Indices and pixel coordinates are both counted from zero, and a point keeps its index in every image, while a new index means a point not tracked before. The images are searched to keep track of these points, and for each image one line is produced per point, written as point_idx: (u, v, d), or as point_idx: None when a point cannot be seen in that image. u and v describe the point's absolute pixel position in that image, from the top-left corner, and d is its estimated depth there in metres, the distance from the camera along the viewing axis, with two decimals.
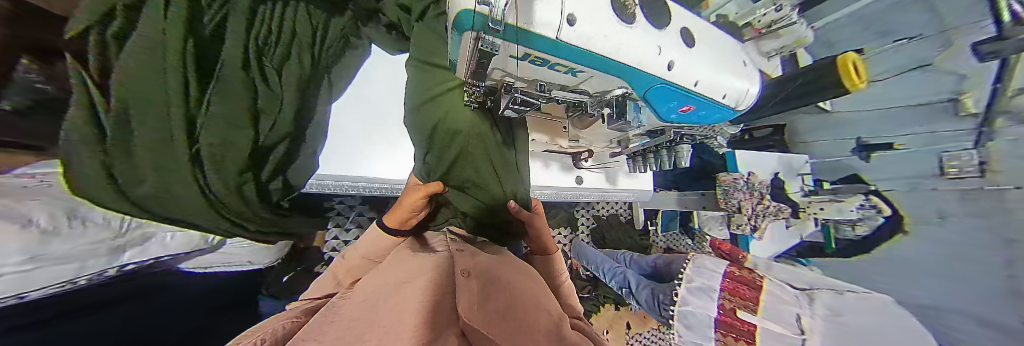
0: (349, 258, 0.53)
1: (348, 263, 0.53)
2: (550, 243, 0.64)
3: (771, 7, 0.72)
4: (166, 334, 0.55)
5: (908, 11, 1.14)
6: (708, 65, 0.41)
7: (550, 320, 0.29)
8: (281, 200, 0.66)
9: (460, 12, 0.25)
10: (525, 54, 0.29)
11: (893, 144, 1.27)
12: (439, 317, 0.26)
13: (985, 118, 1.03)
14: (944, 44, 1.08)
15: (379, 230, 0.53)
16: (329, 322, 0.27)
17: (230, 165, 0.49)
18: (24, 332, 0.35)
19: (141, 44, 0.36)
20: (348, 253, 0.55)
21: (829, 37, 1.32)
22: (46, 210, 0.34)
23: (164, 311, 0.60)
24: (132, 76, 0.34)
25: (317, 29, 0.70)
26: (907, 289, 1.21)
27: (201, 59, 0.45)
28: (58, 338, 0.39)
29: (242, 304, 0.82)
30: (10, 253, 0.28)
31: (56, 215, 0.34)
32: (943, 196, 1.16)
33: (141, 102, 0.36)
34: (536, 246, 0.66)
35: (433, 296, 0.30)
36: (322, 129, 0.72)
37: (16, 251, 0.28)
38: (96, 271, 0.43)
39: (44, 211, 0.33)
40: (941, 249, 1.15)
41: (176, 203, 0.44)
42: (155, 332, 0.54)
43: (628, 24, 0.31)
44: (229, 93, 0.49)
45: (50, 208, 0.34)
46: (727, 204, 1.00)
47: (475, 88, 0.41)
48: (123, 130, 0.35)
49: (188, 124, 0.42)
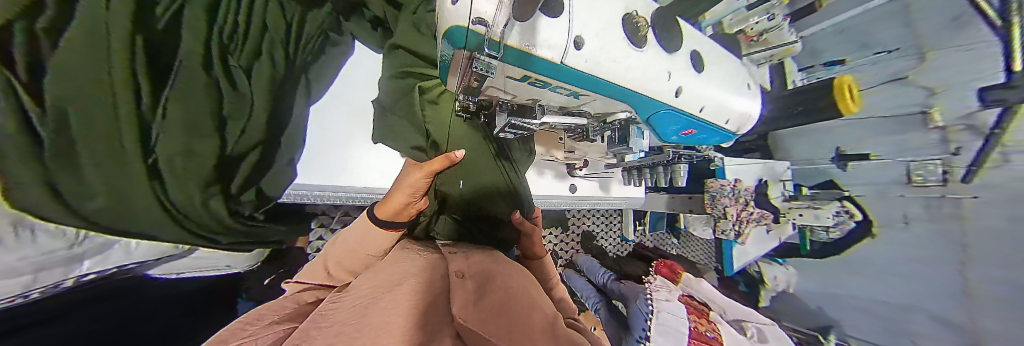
0: (340, 248, 0.47)
1: (339, 254, 0.47)
2: (539, 247, 0.66)
3: (764, 15, 0.67)
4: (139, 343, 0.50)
5: (886, 22, 1.04)
6: (715, 90, 0.40)
7: (545, 320, 0.27)
8: (256, 211, 0.63)
9: (453, 28, 0.21)
10: (525, 76, 0.27)
11: (869, 154, 1.13)
12: (432, 317, 0.23)
13: (947, 132, 0.94)
14: (916, 53, 0.99)
15: (366, 222, 0.48)
16: (324, 318, 0.24)
17: (190, 173, 0.48)
18: (9, 339, 0.34)
19: (81, 37, 0.34)
20: (338, 247, 0.48)
21: (814, 45, 1.20)
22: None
23: (140, 316, 0.55)
24: (70, 76, 0.33)
25: (291, 26, 0.65)
26: (878, 288, 1.14)
27: (153, 59, 0.43)
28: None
29: (220, 309, 0.74)
30: None
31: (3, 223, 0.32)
32: (905, 203, 1.06)
33: (86, 106, 0.35)
34: (529, 251, 0.68)
35: (422, 295, 0.28)
36: (301, 129, 0.68)
37: None
38: (51, 282, 0.40)
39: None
40: (904, 252, 1.07)
41: (130, 217, 0.42)
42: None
43: (639, 48, 0.30)
44: (189, 94, 0.47)
45: None
46: (713, 209, 1.03)
47: (469, 101, 0.38)
48: (62, 137, 0.33)
49: (139, 130, 0.40)
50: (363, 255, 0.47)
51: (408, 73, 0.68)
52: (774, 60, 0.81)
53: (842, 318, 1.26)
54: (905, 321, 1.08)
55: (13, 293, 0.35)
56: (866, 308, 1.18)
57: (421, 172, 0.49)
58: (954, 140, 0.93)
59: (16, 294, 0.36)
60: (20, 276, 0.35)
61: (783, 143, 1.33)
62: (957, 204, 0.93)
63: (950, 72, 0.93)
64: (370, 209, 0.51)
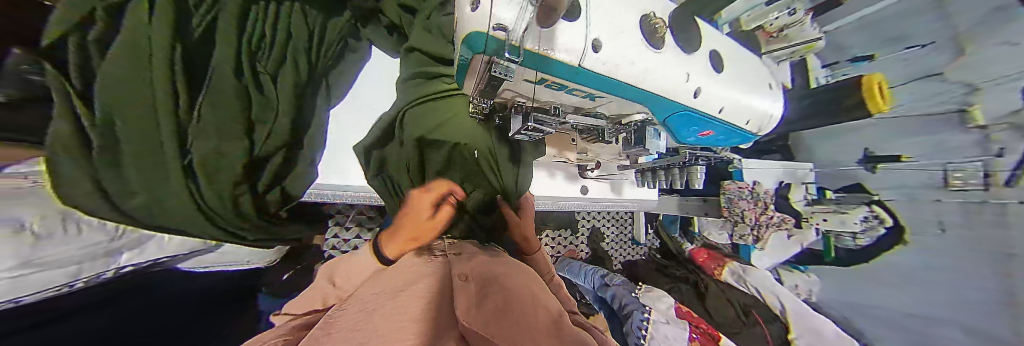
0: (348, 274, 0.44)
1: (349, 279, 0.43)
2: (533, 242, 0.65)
3: (785, 10, 0.64)
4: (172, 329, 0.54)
5: (920, 15, 0.93)
6: (734, 90, 0.39)
7: (550, 320, 0.28)
8: (278, 209, 0.67)
9: (473, 33, 0.22)
10: (542, 78, 0.28)
11: (900, 156, 1.01)
12: (439, 321, 0.24)
13: (988, 132, 0.84)
14: (953, 50, 0.90)
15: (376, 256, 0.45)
16: (332, 324, 0.25)
17: (220, 172, 0.50)
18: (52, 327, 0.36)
19: (124, 47, 0.37)
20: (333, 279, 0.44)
21: (839, 40, 1.07)
22: (42, 210, 0.34)
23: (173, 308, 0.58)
24: (114, 84, 0.36)
25: (313, 32, 0.69)
26: (900, 296, 1.06)
27: (190, 67, 0.46)
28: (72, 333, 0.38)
29: (239, 302, 0.78)
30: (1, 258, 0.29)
31: (49, 216, 0.35)
32: (943, 209, 0.94)
33: (130, 111, 0.38)
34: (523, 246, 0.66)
35: (430, 301, 0.28)
36: (321, 133, 0.72)
37: (10, 255, 0.30)
38: (94, 273, 0.44)
39: (39, 212, 0.34)
40: (935, 255, 0.97)
41: (167, 212, 0.46)
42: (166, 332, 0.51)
43: (657, 50, 0.29)
44: (221, 99, 0.50)
45: (42, 208, 0.34)
46: (730, 213, 0.99)
47: (482, 102, 0.39)
48: (109, 142, 0.37)
49: (178, 134, 0.44)
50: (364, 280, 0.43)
51: (427, 74, 0.69)
52: (794, 57, 0.77)
53: (868, 331, 1.13)
54: (939, 333, 0.97)
55: (60, 282, 0.38)
56: (889, 320, 1.09)
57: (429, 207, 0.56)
58: (996, 140, 0.82)
59: (63, 283, 0.39)
60: (64, 266, 0.38)
61: (805, 144, 1.23)
62: (1002, 211, 0.81)
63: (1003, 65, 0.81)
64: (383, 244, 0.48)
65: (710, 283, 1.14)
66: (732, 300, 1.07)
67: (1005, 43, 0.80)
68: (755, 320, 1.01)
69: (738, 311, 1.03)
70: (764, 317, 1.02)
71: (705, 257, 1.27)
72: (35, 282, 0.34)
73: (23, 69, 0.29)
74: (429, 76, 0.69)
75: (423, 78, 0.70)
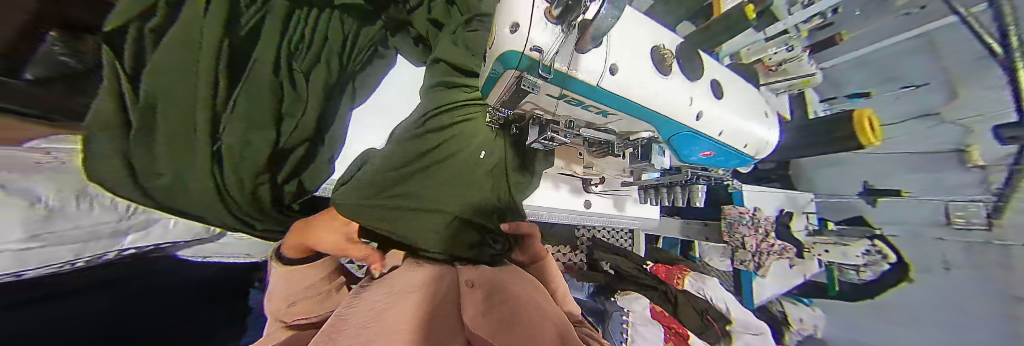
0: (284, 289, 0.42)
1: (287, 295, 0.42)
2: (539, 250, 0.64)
3: (783, 47, 0.68)
4: (144, 328, 0.51)
5: (914, 57, 0.93)
6: (735, 116, 0.42)
7: (556, 331, 0.30)
8: (293, 201, 0.66)
9: (508, 53, 0.25)
10: (563, 94, 0.30)
11: (899, 190, 1.02)
12: (446, 335, 0.26)
13: (987, 172, 0.82)
14: (948, 93, 0.89)
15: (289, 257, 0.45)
16: (344, 328, 0.25)
17: (243, 161, 0.53)
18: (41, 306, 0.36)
19: (179, 40, 0.42)
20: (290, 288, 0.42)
21: (835, 77, 1.08)
22: None
23: (165, 303, 0.58)
24: (160, 71, 0.40)
25: (346, 38, 0.74)
26: (904, 337, 0.98)
27: (232, 62, 0.51)
28: (56, 318, 0.37)
29: (225, 297, 0.76)
30: (12, 230, 0.26)
31: None
32: (947, 247, 0.91)
33: (168, 95, 0.41)
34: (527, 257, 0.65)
35: (431, 310, 0.29)
36: (339, 137, 0.75)
37: (18, 227, 0.26)
38: (97, 253, 0.38)
39: None
40: (944, 297, 0.90)
41: (186, 197, 0.47)
42: (133, 329, 0.49)
43: (665, 76, 0.32)
44: (255, 93, 0.54)
45: None
46: (731, 238, 1.01)
47: (501, 112, 0.42)
48: (147, 124, 0.40)
49: (211, 120, 0.47)
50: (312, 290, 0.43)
51: (453, 83, 0.74)
52: (793, 90, 0.81)
53: None
54: None
55: (62, 259, 0.33)
56: None
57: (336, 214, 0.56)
58: (995, 180, 0.81)
59: (66, 260, 0.34)
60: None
61: (806, 174, 1.23)
62: (1007, 252, 0.78)
63: (989, 105, 0.81)
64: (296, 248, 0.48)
65: (678, 294, 1.11)
66: (696, 308, 1.08)
67: (985, 88, 0.80)
68: (708, 318, 1.09)
69: (698, 318, 1.07)
70: (714, 316, 1.09)
71: (665, 268, 1.29)
72: (42, 256, 0.30)
73: (54, 49, 0.29)
74: (454, 84, 0.73)
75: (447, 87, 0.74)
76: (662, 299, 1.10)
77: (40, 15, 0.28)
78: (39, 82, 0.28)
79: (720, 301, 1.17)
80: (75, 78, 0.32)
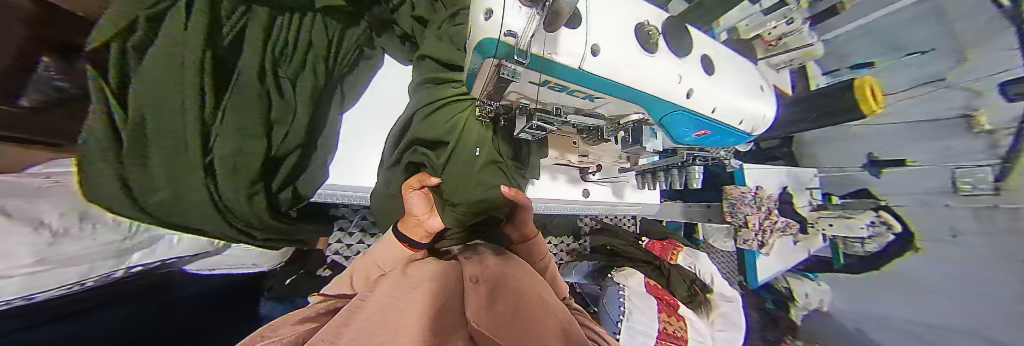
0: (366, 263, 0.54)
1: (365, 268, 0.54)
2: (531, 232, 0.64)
3: (783, 20, 0.64)
4: (162, 336, 0.52)
5: (920, 24, 0.90)
6: (727, 91, 0.41)
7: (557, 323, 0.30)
8: (290, 208, 0.69)
9: (485, 40, 0.24)
10: (545, 80, 0.29)
11: (904, 160, 0.99)
12: (448, 322, 0.26)
13: (994, 136, 0.82)
14: (956, 57, 0.86)
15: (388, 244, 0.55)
16: (349, 318, 0.26)
17: (238, 173, 0.53)
18: (55, 326, 0.37)
19: (161, 54, 0.40)
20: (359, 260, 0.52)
21: (841, 48, 1.02)
22: (57, 209, 0.36)
23: (173, 312, 0.59)
24: (150, 85, 0.39)
25: (332, 41, 0.72)
26: (915, 306, 0.99)
27: (218, 73, 0.49)
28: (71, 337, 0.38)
29: (236, 302, 0.80)
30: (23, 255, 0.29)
31: (65, 215, 0.37)
32: (955, 214, 0.91)
33: (159, 110, 0.40)
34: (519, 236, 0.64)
35: (438, 303, 0.29)
36: (333, 139, 0.76)
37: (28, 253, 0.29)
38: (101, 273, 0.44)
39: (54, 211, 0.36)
40: (952, 266, 0.91)
41: (183, 211, 0.48)
42: (154, 332, 0.51)
43: (650, 53, 0.31)
44: (242, 103, 0.53)
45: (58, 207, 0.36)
46: (733, 218, 0.99)
47: (489, 105, 0.41)
48: (139, 143, 0.39)
49: (201, 133, 0.46)
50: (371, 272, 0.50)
51: (441, 79, 0.71)
52: (795, 64, 0.78)
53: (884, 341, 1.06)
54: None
55: (68, 280, 0.38)
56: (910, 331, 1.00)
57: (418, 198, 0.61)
58: (1003, 144, 0.80)
59: (74, 281, 0.40)
60: (77, 265, 0.39)
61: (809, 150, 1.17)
62: (1016, 215, 0.79)
63: (996, 69, 0.79)
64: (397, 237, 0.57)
65: (670, 267, 1.20)
66: (685, 279, 1.16)
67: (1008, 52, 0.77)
68: (695, 289, 1.15)
69: (686, 287, 1.15)
70: (700, 287, 1.16)
71: (659, 244, 1.30)
72: (47, 279, 0.34)
73: (49, 74, 0.29)
74: (444, 80, 0.70)
75: (435, 84, 0.72)
76: (656, 274, 1.18)
77: (38, 40, 0.27)
78: (36, 109, 0.28)
79: (706, 274, 1.19)
80: (62, 101, 0.32)
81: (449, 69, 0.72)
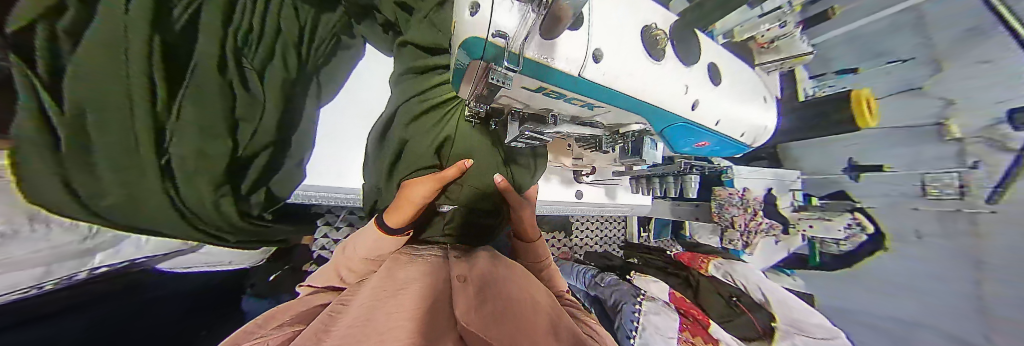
0: (349, 257, 0.48)
1: (347, 261, 0.48)
2: (533, 228, 0.64)
3: (776, 23, 0.63)
4: (152, 331, 0.51)
5: (900, 33, 0.93)
6: (731, 103, 0.40)
7: (548, 320, 0.28)
8: (263, 211, 0.65)
9: (470, 39, 0.22)
10: (540, 87, 0.27)
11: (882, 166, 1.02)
12: (439, 321, 0.23)
13: (963, 145, 0.85)
14: (933, 66, 0.89)
15: (376, 231, 0.48)
16: (334, 320, 0.23)
17: (199, 173, 0.48)
18: (26, 331, 0.34)
19: (99, 41, 0.35)
20: (348, 252, 0.49)
21: (826, 52, 1.09)
22: None
23: (153, 308, 0.56)
24: (88, 75, 0.34)
25: (304, 26, 0.69)
26: (881, 303, 1.02)
27: (170, 62, 0.44)
28: (59, 336, 0.36)
29: (222, 304, 0.75)
30: None
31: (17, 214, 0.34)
32: (920, 217, 0.94)
33: (99, 105, 0.35)
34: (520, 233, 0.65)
35: (428, 303, 0.27)
36: (308, 136, 0.72)
37: None
38: (66, 274, 0.41)
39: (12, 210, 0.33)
40: (923, 264, 0.93)
41: (143, 215, 0.43)
42: (141, 331, 0.49)
43: (656, 60, 0.30)
44: (203, 100, 0.49)
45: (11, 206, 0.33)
46: (721, 218, 1.02)
47: (479, 107, 0.39)
48: (80, 142, 0.35)
49: (154, 128, 0.42)
50: (371, 264, 0.48)
51: (426, 66, 0.68)
52: (785, 67, 0.75)
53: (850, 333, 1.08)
54: (919, 338, 0.93)
55: (25, 285, 0.35)
56: (874, 324, 1.03)
57: (431, 182, 0.53)
58: (971, 154, 0.84)
59: (30, 285, 0.36)
60: (33, 267, 0.35)
61: (792, 154, 1.24)
62: (975, 220, 0.83)
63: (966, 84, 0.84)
64: (379, 217, 0.51)
65: (701, 279, 1.06)
66: (721, 292, 1.00)
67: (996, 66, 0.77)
68: (741, 308, 0.96)
69: (725, 303, 0.97)
70: (748, 306, 0.97)
71: (688, 255, 1.23)
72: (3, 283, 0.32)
73: None
74: (429, 67, 0.68)
75: (418, 73, 0.69)
76: (682, 286, 1.05)
77: None
78: None
79: (755, 286, 1.02)
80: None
81: (432, 54, 0.70)
